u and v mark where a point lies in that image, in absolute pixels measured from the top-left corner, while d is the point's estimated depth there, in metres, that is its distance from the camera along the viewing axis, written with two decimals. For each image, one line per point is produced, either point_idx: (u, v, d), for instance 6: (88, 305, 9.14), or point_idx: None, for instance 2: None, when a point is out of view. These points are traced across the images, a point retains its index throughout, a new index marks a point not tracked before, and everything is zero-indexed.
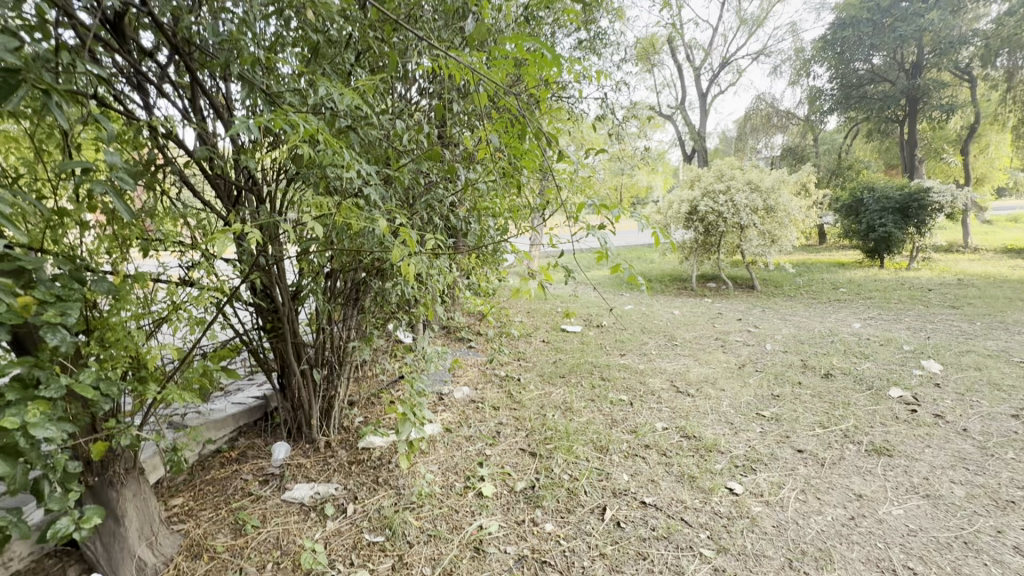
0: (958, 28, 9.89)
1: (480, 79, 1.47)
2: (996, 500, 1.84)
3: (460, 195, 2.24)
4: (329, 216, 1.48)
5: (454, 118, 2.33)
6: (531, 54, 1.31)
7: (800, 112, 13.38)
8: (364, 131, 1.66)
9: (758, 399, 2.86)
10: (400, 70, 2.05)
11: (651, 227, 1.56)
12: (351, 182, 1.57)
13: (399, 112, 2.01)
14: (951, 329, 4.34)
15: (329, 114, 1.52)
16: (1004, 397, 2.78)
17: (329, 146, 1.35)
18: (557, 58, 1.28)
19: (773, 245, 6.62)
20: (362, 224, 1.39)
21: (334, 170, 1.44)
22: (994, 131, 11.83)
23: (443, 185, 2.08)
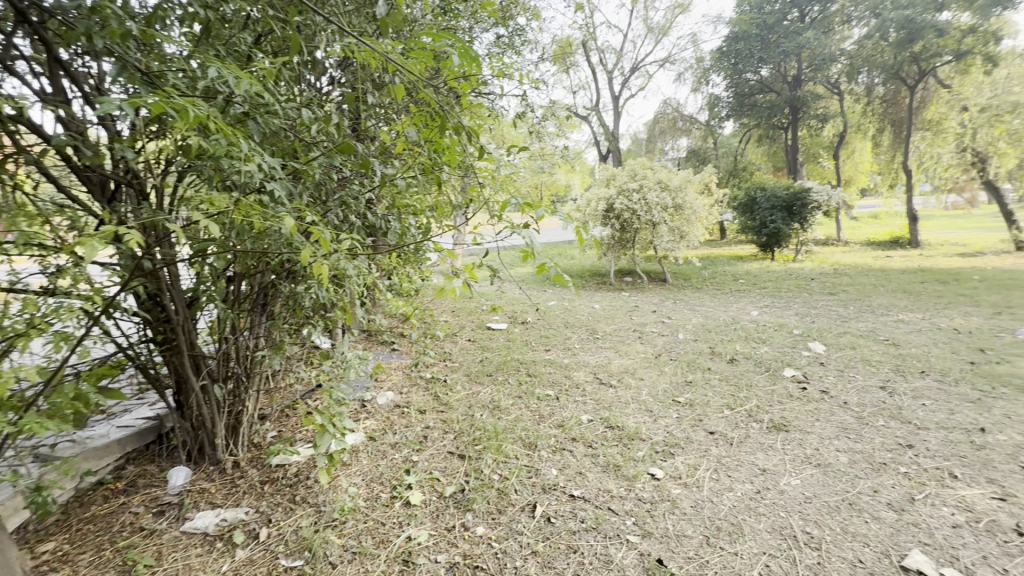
0: (828, 47, 11.19)
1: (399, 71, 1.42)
2: (872, 463, 2.09)
3: (377, 192, 2.14)
4: (227, 215, 1.34)
5: (368, 110, 2.24)
6: (452, 48, 1.29)
7: (702, 117, 14.46)
8: (266, 119, 1.53)
9: (673, 386, 3.04)
10: (307, 55, 1.93)
11: (574, 225, 1.59)
12: (252, 176, 1.44)
13: (307, 101, 1.88)
14: (831, 313, 4.92)
15: (223, 100, 1.37)
16: (873, 371, 3.20)
17: (224, 136, 1.23)
18: (476, 53, 1.26)
19: (682, 241, 7.09)
20: (265, 223, 1.28)
21: (231, 163, 1.31)
22: (859, 139, 13.55)
23: (358, 181, 1.98)
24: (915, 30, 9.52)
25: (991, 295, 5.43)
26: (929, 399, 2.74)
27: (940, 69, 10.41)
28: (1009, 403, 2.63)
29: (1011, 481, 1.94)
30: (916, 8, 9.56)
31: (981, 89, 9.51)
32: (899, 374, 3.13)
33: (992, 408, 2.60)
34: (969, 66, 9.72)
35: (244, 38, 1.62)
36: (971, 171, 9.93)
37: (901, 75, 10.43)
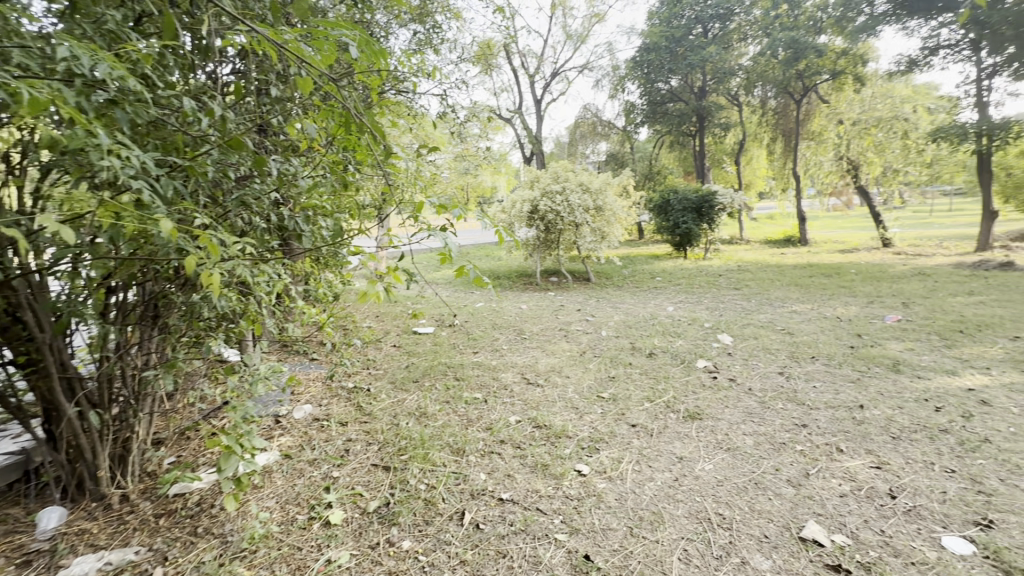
0: (728, 62, 12.18)
1: (300, 64, 1.34)
2: (773, 444, 2.29)
3: (284, 192, 2.01)
4: (95, 217, 1.18)
5: (271, 104, 2.10)
6: (356, 43, 1.24)
7: (619, 122, 15.17)
8: (143, 110, 1.37)
9: (597, 382, 3.14)
10: (197, 40, 1.77)
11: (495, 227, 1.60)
12: (128, 173, 1.29)
13: (197, 91, 1.72)
14: (736, 306, 5.35)
15: (87, 86, 1.21)
16: (773, 358, 3.51)
17: (83, 125, 1.08)
18: (382, 48, 1.22)
19: (604, 241, 7.39)
20: (142, 227, 1.14)
21: (97, 157, 1.16)
22: (756, 148, 14.89)
23: (260, 180, 1.85)
24: (799, 50, 10.54)
25: (865, 286, 6.19)
26: (818, 381, 3.06)
27: (820, 86, 11.70)
28: (881, 381, 3.00)
29: (884, 450, 2.21)
30: (799, 31, 10.65)
31: (853, 105, 10.82)
32: (794, 360, 3.46)
33: (869, 386, 2.95)
34: (842, 85, 11.07)
35: (117, 16, 1.44)
36: (846, 177, 11.28)
37: (789, 90, 11.58)
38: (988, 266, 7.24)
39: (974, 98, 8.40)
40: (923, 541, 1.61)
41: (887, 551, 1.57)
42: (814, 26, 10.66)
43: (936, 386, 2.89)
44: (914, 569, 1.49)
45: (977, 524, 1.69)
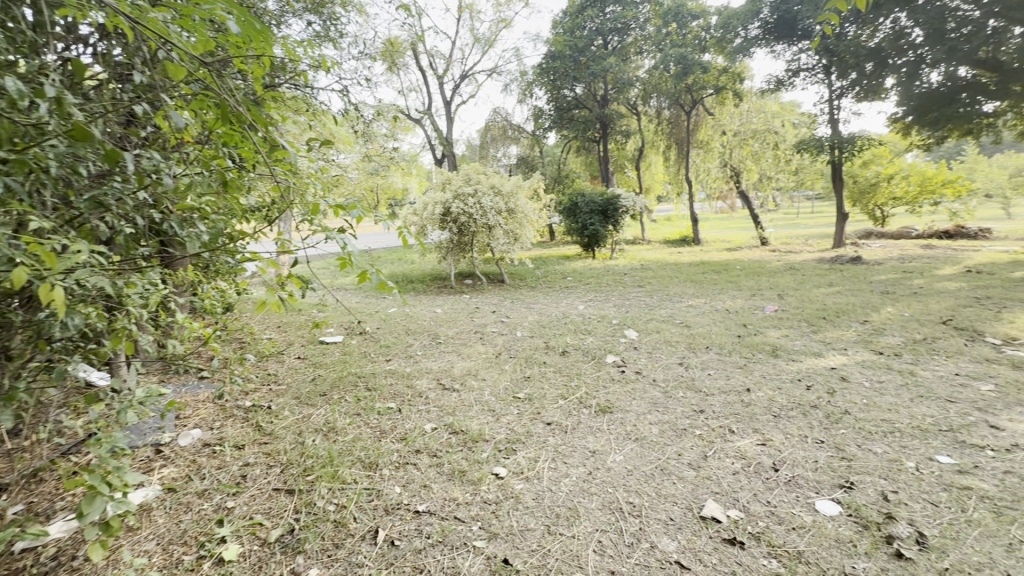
0: (626, 74, 12.95)
1: (166, 42, 1.21)
2: (676, 431, 2.46)
3: (153, 191, 1.78)
4: None
5: (133, 90, 1.86)
6: (233, 22, 1.14)
7: (528, 127, 15.54)
8: None
9: (513, 383, 3.17)
10: (32, 11, 1.51)
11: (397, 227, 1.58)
12: None
13: (33, 71, 1.47)
14: (640, 303, 5.70)
15: None
16: (673, 350, 3.79)
17: None
18: (262, 29, 1.14)
19: (516, 243, 7.54)
20: None
21: None
22: (654, 155, 16.02)
23: (120, 177, 1.62)
24: (688, 66, 11.46)
25: (748, 281, 6.91)
26: (712, 369, 3.34)
27: (706, 100, 12.86)
28: (763, 366, 3.36)
29: (768, 428, 2.46)
30: (687, 48, 11.62)
31: (734, 118, 12.04)
32: (691, 351, 3.75)
33: (753, 370, 3.29)
34: (724, 100, 12.27)
35: None
36: (730, 182, 12.53)
37: (680, 102, 12.61)
38: (842, 260, 8.43)
39: (827, 115, 9.75)
40: (801, 507, 1.82)
41: (773, 520, 1.75)
42: (699, 44, 11.82)
43: (806, 367, 3.30)
44: (795, 533, 1.68)
45: (842, 487, 1.94)
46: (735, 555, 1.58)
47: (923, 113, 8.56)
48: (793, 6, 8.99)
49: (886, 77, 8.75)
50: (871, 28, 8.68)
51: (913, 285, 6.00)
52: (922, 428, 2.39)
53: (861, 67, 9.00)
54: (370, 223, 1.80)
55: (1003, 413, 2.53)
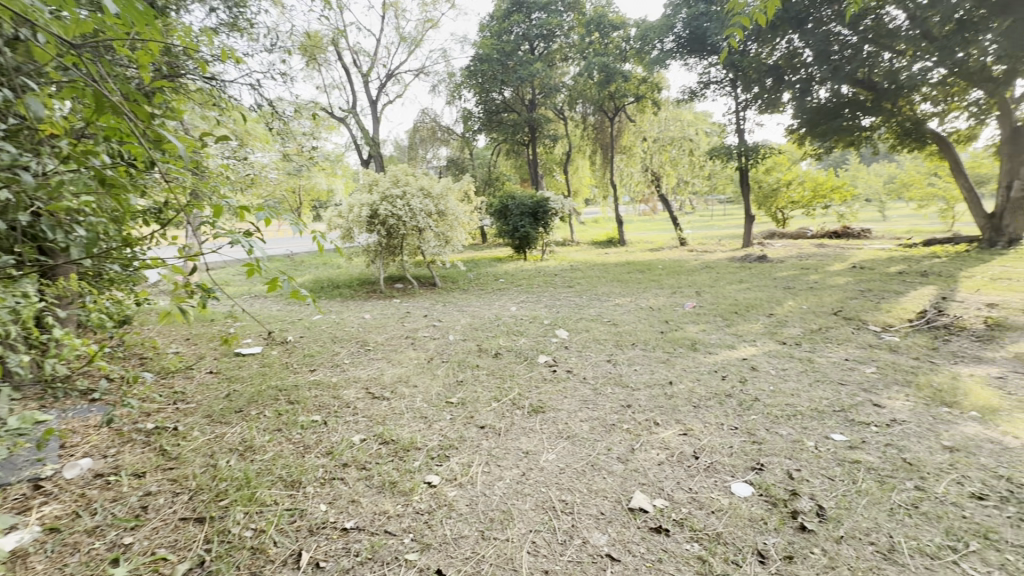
0: (552, 79, 13.26)
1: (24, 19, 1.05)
2: (605, 427, 2.54)
3: (20, 190, 1.56)
4: None
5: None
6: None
7: (457, 128, 15.47)
8: None
9: (445, 388, 3.13)
10: None
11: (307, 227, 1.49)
12: None
13: None
14: (570, 303, 5.86)
15: None
16: (602, 348, 3.92)
17: None
18: (140, 10, 1.03)
19: (448, 245, 7.49)
20: None
21: None
22: (580, 159, 16.55)
23: None
24: (610, 74, 11.90)
25: (669, 279, 7.31)
26: (638, 365, 3.49)
27: (628, 108, 13.47)
28: (684, 359, 3.57)
29: (688, 419, 2.61)
30: (610, 57, 12.06)
31: (653, 126, 12.73)
32: (618, 348, 3.90)
33: (675, 364, 3.49)
34: (644, 108, 12.93)
35: None
36: (651, 186, 13.21)
37: (603, 108, 13.09)
38: (750, 259, 9.16)
39: (734, 125, 10.57)
40: (719, 491, 1.94)
41: (694, 505, 1.85)
42: (620, 55, 12.23)
43: (722, 359, 3.54)
44: (714, 516, 1.79)
45: (754, 469, 2.09)
46: (662, 542, 1.66)
47: (814, 126, 9.56)
48: (703, 23, 9.66)
49: (783, 92, 9.59)
50: (768, 47, 9.46)
51: (809, 281, 6.65)
52: (819, 409, 2.64)
53: (762, 82, 9.77)
54: (283, 223, 1.68)
55: (883, 391, 2.87)
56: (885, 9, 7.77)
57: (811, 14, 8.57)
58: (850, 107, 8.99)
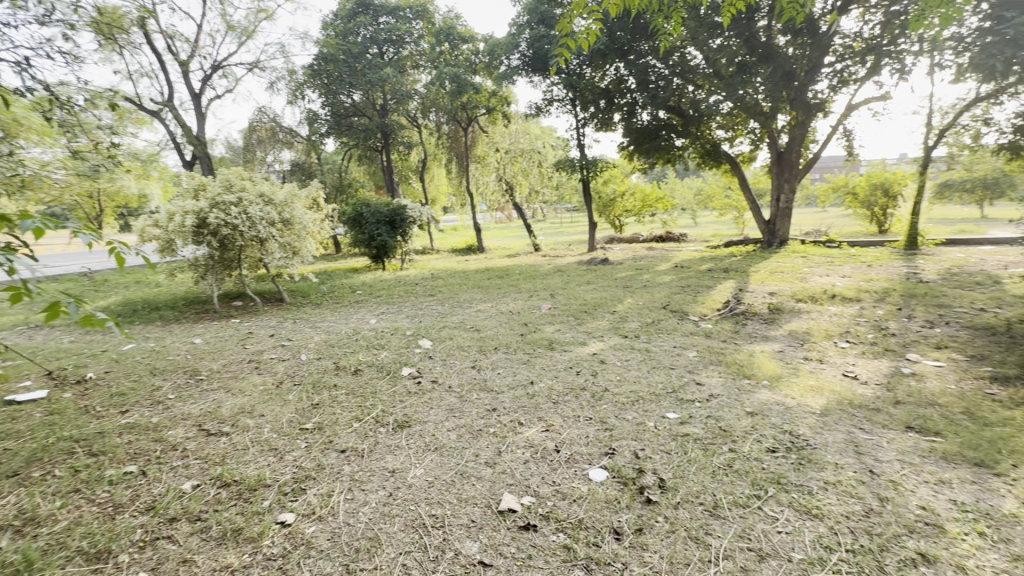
0: (404, 85, 12.99)
1: None
2: (472, 433, 2.56)
3: None
4: None
5: None
6: None
7: (301, 131, 14.34)
8: None
9: (299, 414, 2.85)
10: None
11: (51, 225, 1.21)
12: None
13: None
14: (432, 312, 5.82)
15: None
16: (466, 354, 3.96)
17: None
18: None
19: (295, 256, 6.87)
20: None
21: None
22: (436, 166, 16.61)
23: None
24: (461, 85, 12.09)
25: (527, 284, 7.69)
26: (501, 368, 3.60)
27: (480, 119, 13.87)
28: (543, 359, 3.78)
29: (549, 415, 2.76)
30: (460, 69, 12.27)
31: (505, 137, 13.36)
32: (482, 354, 3.97)
33: (535, 364, 3.68)
34: (495, 120, 13.49)
35: None
36: (506, 196, 13.78)
37: (456, 118, 13.33)
38: (596, 262, 10.09)
39: (576, 141, 11.61)
40: (579, 479, 2.09)
41: (558, 497, 1.96)
42: (471, 66, 12.67)
43: (575, 356, 3.83)
44: (575, 504, 1.91)
45: (607, 454, 2.29)
46: (531, 538, 1.72)
47: (639, 144, 10.94)
48: (544, 45, 10.35)
49: (614, 113, 10.81)
50: (600, 72, 10.55)
51: (642, 280, 7.55)
52: (657, 393, 3.01)
53: (597, 103, 10.87)
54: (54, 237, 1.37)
55: (702, 371, 3.38)
56: (687, 49, 9.23)
57: (632, 47, 9.78)
58: (666, 129, 10.50)
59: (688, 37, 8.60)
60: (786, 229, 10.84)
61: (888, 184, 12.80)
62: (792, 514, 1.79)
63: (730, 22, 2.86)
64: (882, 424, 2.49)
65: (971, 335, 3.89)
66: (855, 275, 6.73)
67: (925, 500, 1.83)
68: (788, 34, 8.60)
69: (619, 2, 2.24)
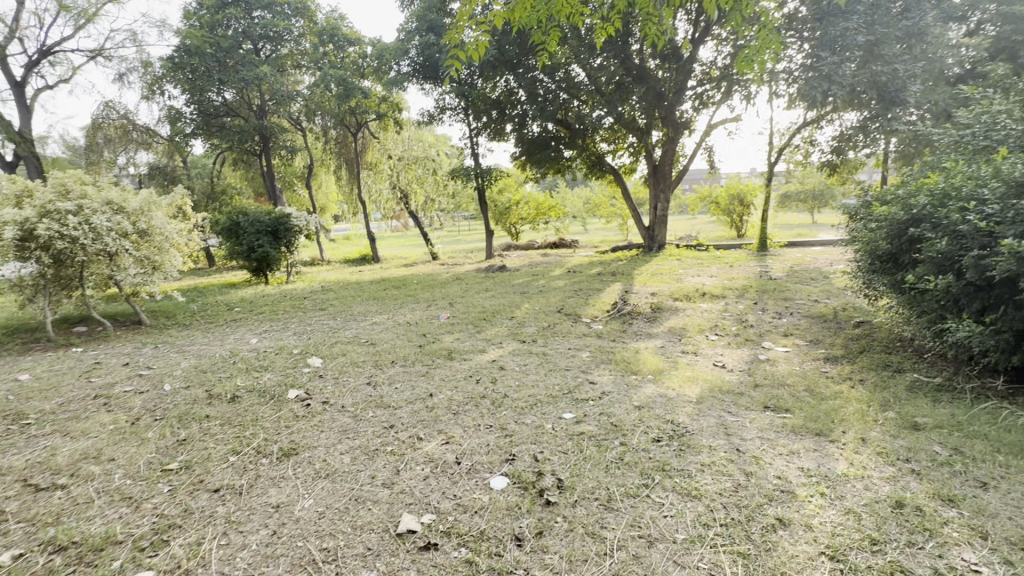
0: (284, 86, 12.13)
1: None
2: (368, 453, 2.43)
3: None
4: None
5: None
6: None
7: (161, 130, 12.71)
8: None
9: (160, 453, 2.48)
10: None
11: None
12: None
13: None
14: (323, 327, 5.46)
15: None
16: (361, 370, 3.77)
17: None
18: None
19: (156, 272, 6.03)
20: None
21: None
22: (324, 172, 15.74)
23: None
24: (348, 89, 11.56)
25: (425, 293, 7.57)
26: (399, 383, 3.47)
27: (370, 124, 13.44)
28: (442, 369, 3.73)
29: (449, 426, 2.73)
30: (346, 72, 11.78)
31: (396, 144, 13.11)
32: (378, 369, 3.80)
33: (434, 375, 3.61)
34: (386, 126, 13.16)
35: None
36: (400, 203, 13.88)
37: (345, 123, 12.77)
38: (493, 269, 10.25)
39: (470, 149, 11.72)
40: (480, 490, 2.08)
41: (459, 511, 1.93)
42: (358, 70, 12.42)
43: (474, 364, 3.84)
44: (477, 515, 1.90)
45: (507, 461, 2.31)
46: (432, 558, 1.67)
47: (531, 154, 11.34)
48: (433, 53, 10.29)
49: (506, 124, 11.08)
50: (491, 83, 10.76)
51: (538, 286, 7.80)
52: (553, 395, 3.11)
53: (490, 114, 11.08)
54: None
55: (595, 370, 3.57)
56: (571, 66, 9.77)
57: (521, 61, 10.10)
58: (555, 140, 11.04)
59: (571, 55, 9.10)
60: (663, 235, 11.91)
61: (742, 194, 14.73)
62: (675, 497, 1.95)
63: (602, 43, 3.06)
64: (745, 406, 2.82)
65: (809, 323, 4.59)
66: (720, 274, 7.62)
67: (781, 470, 2.10)
68: (657, 59, 9.52)
69: (504, 14, 2.26)
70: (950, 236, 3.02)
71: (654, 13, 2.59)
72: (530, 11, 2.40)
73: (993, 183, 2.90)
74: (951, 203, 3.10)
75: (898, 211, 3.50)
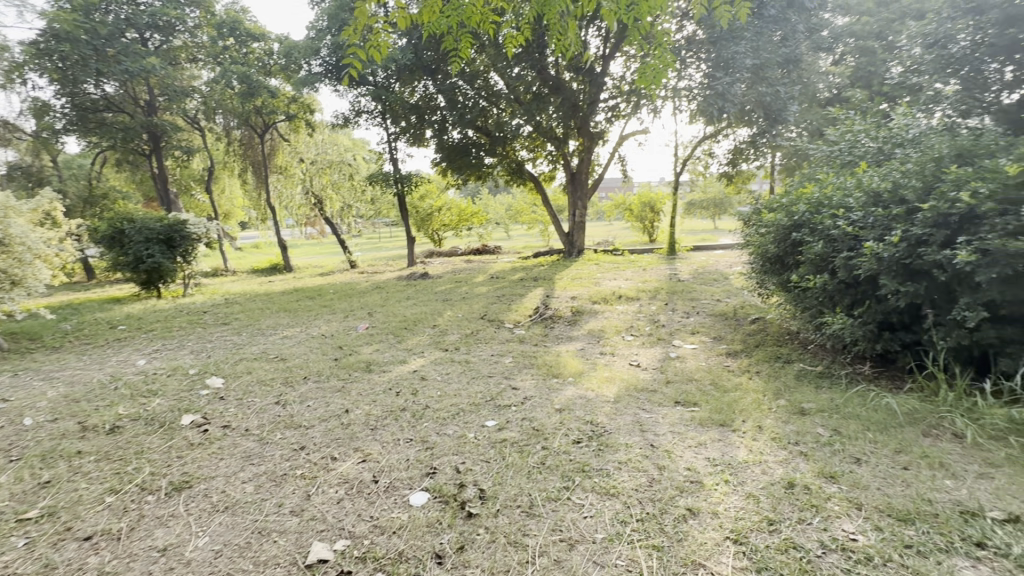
0: (178, 81, 11.10)
1: None
2: (275, 479, 2.25)
3: None
4: None
5: None
6: None
7: (25, 124, 11.08)
8: None
9: (16, 501, 2.12)
10: None
11: None
12: None
13: None
14: (225, 344, 5.00)
15: None
16: (268, 390, 3.48)
17: None
18: None
19: (15, 288, 5.21)
20: None
21: None
22: (227, 175, 14.59)
23: None
24: (252, 86, 10.78)
25: (342, 303, 7.23)
26: (312, 400, 3.26)
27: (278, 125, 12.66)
28: (359, 383, 3.55)
29: (367, 442, 2.61)
30: (250, 69, 11.02)
31: (309, 146, 12.47)
32: (289, 386, 3.55)
33: (351, 390, 3.42)
34: (297, 128, 12.47)
35: None
36: (314, 209, 13.08)
37: (250, 123, 11.93)
38: (415, 276, 10.03)
39: (389, 154, 11.42)
40: (399, 508, 2.00)
41: (376, 533, 1.84)
42: (264, 68, 11.68)
43: (395, 375, 3.71)
44: (395, 536, 1.82)
45: (428, 475, 2.24)
46: None
47: (451, 160, 11.27)
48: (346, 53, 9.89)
49: (425, 130, 10.92)
50: (410, 86, 10.72)
51: (461, 292, 7.75)
52: (476, 403, 3.08)
53: (408, 119, 10.90)
54: None
55: (518, 375, 3.60)
56: (489, 75, 9.97)
57: (439, 68, 10.12)
58: (475, 147, 11.05)
59: (490, 62, 9.20)
60: (582, 240, 12.30)
61: (652, 202, 15.68)
62: (595, 497, 2.00)
63: (513, 52, 3.10)
64: (658, 402, 2.98)
65: (712, 321, 4.96)
66: (634, 278, 8.03)
67: (689, 462, 2.23)
68: (572, 72, 9.88)
69: (407, 16, 2.22)
70: (825, 240, 3.41)
71: (561, 27, 2.68)
72: (438, 16, 2.38)
73: (857, 192, 3.31)
74: (825, 211, 3.50)
75: (782, 218, 3.90)
